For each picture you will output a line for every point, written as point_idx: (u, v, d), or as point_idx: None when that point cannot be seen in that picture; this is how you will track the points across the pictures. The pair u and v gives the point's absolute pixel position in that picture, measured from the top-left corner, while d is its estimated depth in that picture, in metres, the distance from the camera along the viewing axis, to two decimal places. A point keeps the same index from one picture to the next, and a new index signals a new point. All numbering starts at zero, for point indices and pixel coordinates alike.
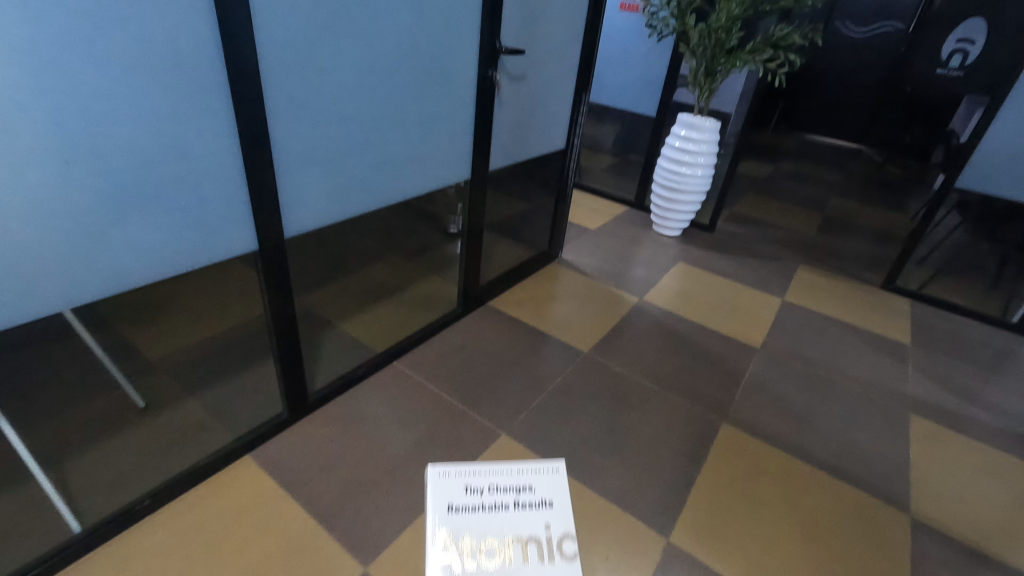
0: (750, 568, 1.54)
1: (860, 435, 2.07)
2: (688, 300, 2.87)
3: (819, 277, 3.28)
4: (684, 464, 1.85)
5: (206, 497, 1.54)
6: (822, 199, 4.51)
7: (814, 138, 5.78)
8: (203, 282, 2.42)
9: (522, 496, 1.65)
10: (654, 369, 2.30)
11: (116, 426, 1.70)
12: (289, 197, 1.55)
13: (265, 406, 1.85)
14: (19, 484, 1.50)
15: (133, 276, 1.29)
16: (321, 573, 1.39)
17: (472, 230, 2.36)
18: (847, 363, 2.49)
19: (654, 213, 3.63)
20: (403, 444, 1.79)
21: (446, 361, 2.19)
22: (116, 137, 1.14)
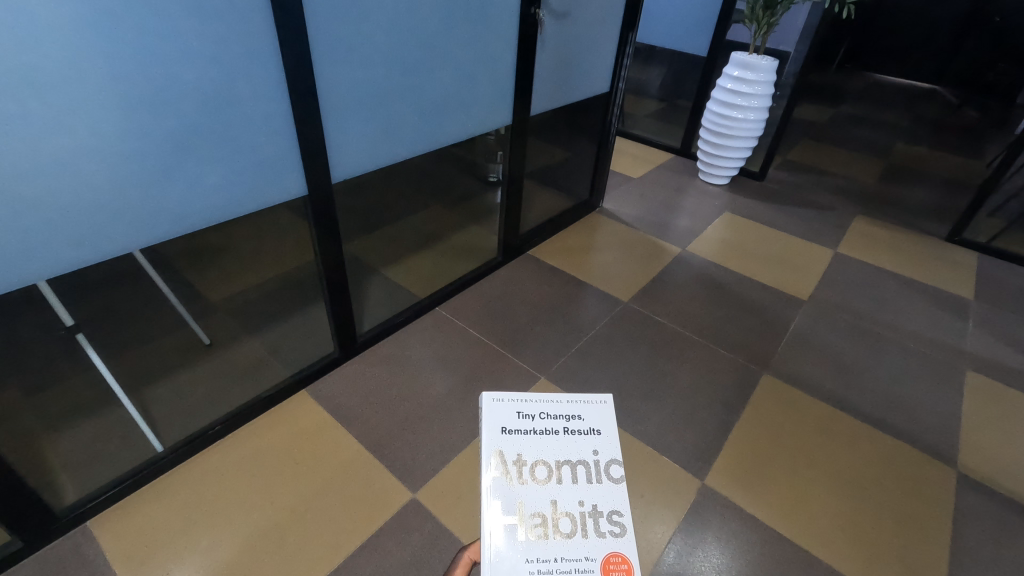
0: (784, 512, 1.57)
1: (909, 389, 2.02)
2: (734, 251, 2.78)
3: (876, 228, 3.11)
4: (722, 412, 1.87)
5: (270, 426, 1.67)
6: (887, 145, 4.20)
7: (882, 77, 5.30)
8: (255, 229, 2.52)
9: (571, 423, 1.46)
10: (695, 320, 2.28)
11: (186, 360, 1.85)
12: (335, 142, 1.58)
13: (318, 345, 1.96)
14: (107, 407, 1.66)
15: (195, 219, 1.36)
16: (375, 497, 1.51)
17: (513, 178, 2.34)
18: (900, 317, 2.39)
19: (700, 160, 3.49)
20: (446, 384, 1.87)
21: (486, 308, 2.24)
22: (174, 85, 1.18)
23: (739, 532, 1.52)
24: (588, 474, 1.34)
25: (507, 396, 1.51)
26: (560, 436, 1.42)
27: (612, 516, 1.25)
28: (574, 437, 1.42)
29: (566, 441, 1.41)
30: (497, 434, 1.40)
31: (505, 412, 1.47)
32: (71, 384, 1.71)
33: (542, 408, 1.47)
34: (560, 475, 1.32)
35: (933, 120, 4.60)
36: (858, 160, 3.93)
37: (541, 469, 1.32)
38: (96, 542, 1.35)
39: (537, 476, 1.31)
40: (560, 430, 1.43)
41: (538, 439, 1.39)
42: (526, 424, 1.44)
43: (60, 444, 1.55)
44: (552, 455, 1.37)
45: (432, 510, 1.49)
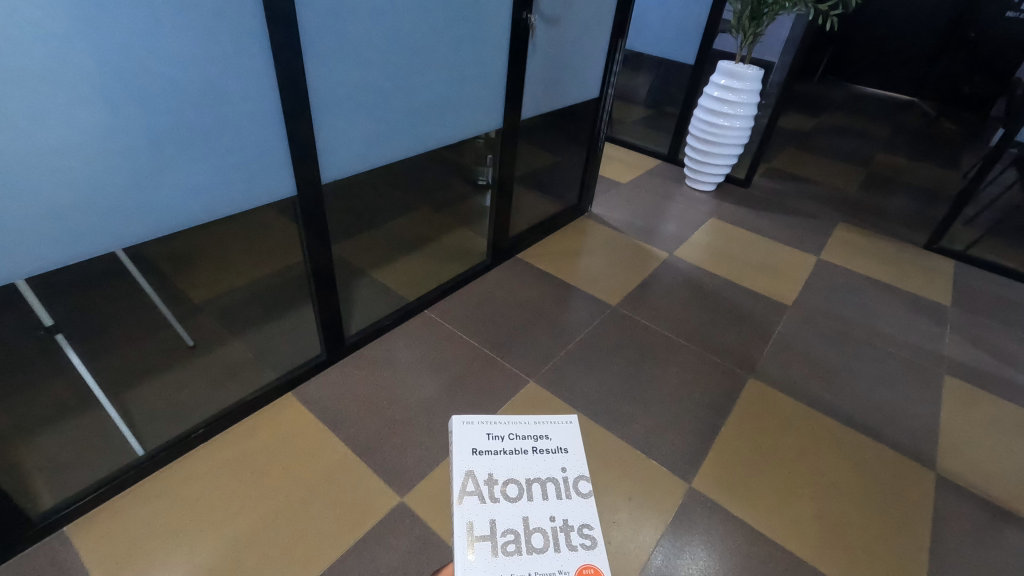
0: (770, 514, 1.59)
1: (890, 393, 2.06)
2: (720, 256, 2.82)
3: (858, 236, 3.17)
4: (709, 415, 1.89)
5: (255, 429, 1.65)
6: (867, 155, 4.29)
7: (862, 88, 5.44)
8: (240, 229, 2.48)
9: (539, 443, 1.64)
10: (682, 324, 2.30)
11: (169, 362, 1.81)
12: (324, 141, 1.56)
13: (304, 347, 1.94)
14: (86, 409, 1.62)
15: (181, 218, 1.34)
16: (361, 500, 1.50)
17: (503, 181, 2.34)
18: (881, 323, 2.44)
19: (687, 166, 3.53)
20: (435, 387, 1.86)
21: (474, 311, 2.23)
22: (162, 80, 1.16)
23: (725, 534, 1.53)
24: (558, 489, 1.53)
25: (475, 419, 1.67)
26: (529, 456, 1.59)
27: (582, 530, 1.44)
28: (542, 456, 1.61)
29: (535, 460, 1.58)
30: (469, 456, 1.57)
31: (474, 433, 1.64)
32: (49, 386, 1.67)
33: (512, 429, 1.65)
34: (531, 492, 1.50)
35: (912, 130, 4.72)
36: (839, 169, 4.01)
37: (512, 487, 1.50)
38: (72, 548, 1.32)
39: (509, 493, 1.48)
40: (529, 450, 1.61)
41: (506, 458, 1.57)
42: (495, 444, 1.61)
43: (37, 447, 1.50)
44: (521, 474, 1.53)
45: (420, 514, 1.48)
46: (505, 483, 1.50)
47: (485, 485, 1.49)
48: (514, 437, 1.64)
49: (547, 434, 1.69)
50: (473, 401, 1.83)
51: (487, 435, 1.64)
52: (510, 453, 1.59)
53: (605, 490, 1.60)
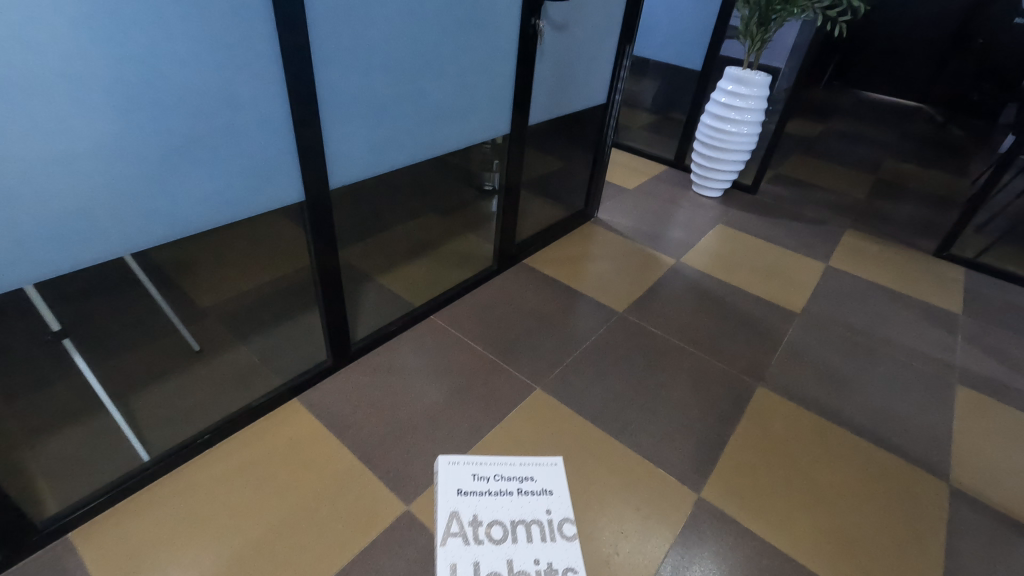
0: (781, 526, 1.56)
1: (902, 403, 2.03)
2: (727, 263, 2.80)
3: (866, 243, 3.15)
4: (718, 424, 1.86)
5: (262, 435, 1.64)
6: (875, 161, 4.26)
7: (869, 94, 5.42)
8: (247, 234, 2.48)
9: (536, 466, 1.63)
10: (690, 332, 2.28)
11: (174, 367, 1.81)
12: (333, 146, 1.56)
13: (310, 352, 1.93)
14: (92, 414, 1.62)
15: (190, 223, 1.34)
16: (366, 509, 1.48)
17: (510, 187, 2.34)
18: (891, 331, 2.41)
19: (694, 172, 3.51)
20: (441, 394, 1.85)
21: (480, 317, 2.22)
22: (172, 85, 1.16)
23: (735, 546, 1.51)
24: (551, 530, 1.48)
25: (462, 459, 1.63)
26: (515, 497, 1.56)
27: (576, 572, 1.40)
28: (528, 497, 1.55)
29: (521, 501, 1.54)
30: (453, 497, 1.53)
31: (462, 470, 1.61)
32: (55, 391, 1.66)
33: (499, 469, 1.62)
34: (516, 535, 1.47)
35: (919, 137, 4.70)
36: (847, 175, 3.99)
37: (499, 532, 1.46)
38: (77, 554, 1.31)
39: (494, 537, 1.45)
40: (514, 491, 1.57)
41: (492, 499, 1.54)
42: (481, 484, 1.58)
43: (43, 452, 1.50)
44: (506, 515, 1.51)
45: (426, 523, 1.47)
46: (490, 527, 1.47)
47: (469, 529, 1.46)
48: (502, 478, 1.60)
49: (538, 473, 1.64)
50: (479, 409, 1.81)
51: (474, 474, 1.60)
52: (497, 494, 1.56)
53: (612, 500, 1.58)
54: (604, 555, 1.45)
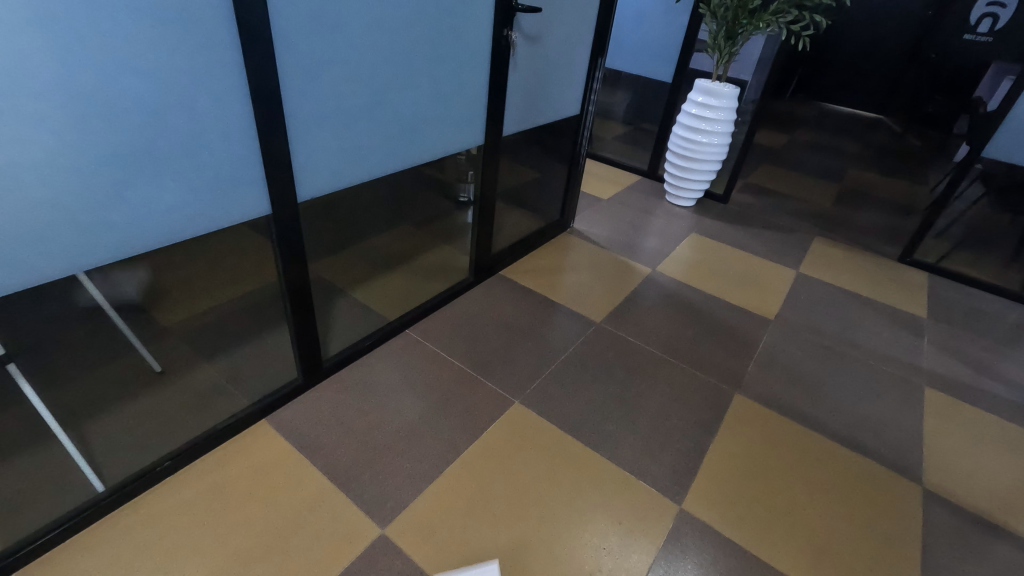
0: (762, 535, 1.56)
1: (873, 406, 2.07)
2: (702, 271, 2.83)
3: (834, 249, 3.23)
4: (697, 433, 1.86)
5: (228, 459, 1.56)
6: (840, 170, 4.40)
7: (831, 106, 5.62)
8: (213, 248, 2.40)
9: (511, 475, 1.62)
10: (667, 341, 2.29)
11: (133, 390, 1.71)
12: (301, 158, 1.52)
13: (280, 370, 1.86)
14: (41, 443, 1.52)
15: (148, 238, 1.27)
16: (338, 534, 1.42)
17: (485, 197, 2.32)
18: (861, 336, 2.47)
19: (667, 182, 3.56)
20: (417, 410, 1.80)
21: (457, 330, 2.19)
22: (127, 94, 1.11)
23: (717, 557, 1.49)
24: (529, 522, 1.51)
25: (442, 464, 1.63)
26: (494, 481, 1.60)
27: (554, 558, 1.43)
28: (509, 486, 1.59)
29: (500, 483, 1.60)
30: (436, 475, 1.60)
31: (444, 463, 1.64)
32: (1, 420, 1.56)
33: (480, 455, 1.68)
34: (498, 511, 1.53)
35: (880, 147, 4.87)
36: (813, 184, 4.10)
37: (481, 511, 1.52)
38: None
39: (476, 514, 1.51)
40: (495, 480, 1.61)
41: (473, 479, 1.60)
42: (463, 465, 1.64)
43: None
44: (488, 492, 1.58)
45: (403, 547, 1.41)
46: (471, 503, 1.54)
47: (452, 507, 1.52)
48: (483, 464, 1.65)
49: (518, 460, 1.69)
50: (456, 425, 1.77)
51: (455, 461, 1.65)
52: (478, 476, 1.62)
53: (594, 515, 1.55)
54: (586, 573, 1.41)
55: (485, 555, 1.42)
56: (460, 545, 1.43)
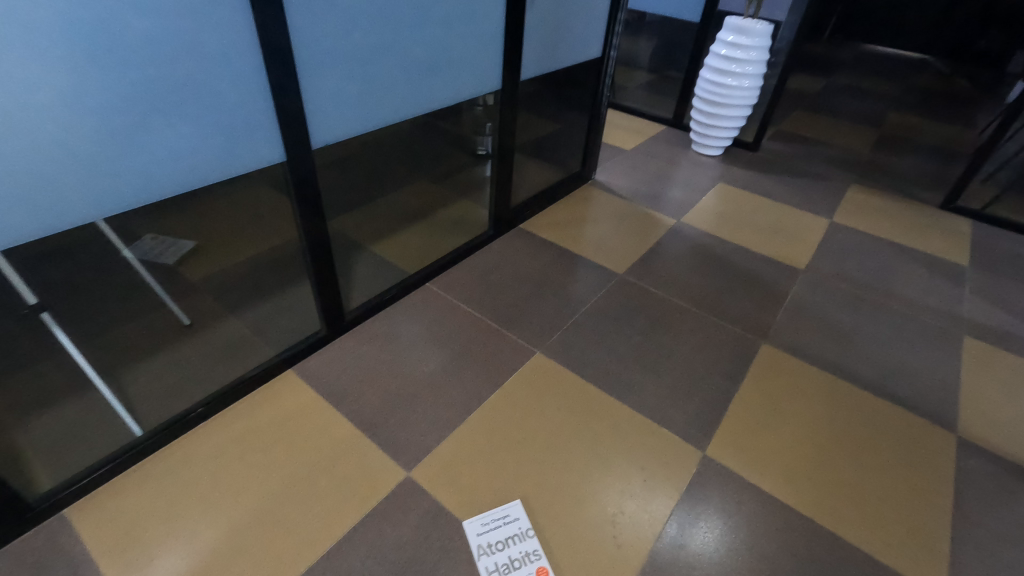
0: (787, 480, 1.55)
1: (907, 356, 2.00)
2: (729, 221, 2.73)
3: (871, 197, 3.07)
4: (722, 381, 1.83)
5: (258, 406, 1.60)
6: (879, 115, 4.14)
7: (871, 48, 5.27)
8: (234, 205, 2.41)
9: (536, 425, 1.63)
10: (691, 291, 2.23)
11: (164, 342, 1.76)
12: (313, 103, 1.47)
13: (303, 323, 1.88)
14: (81, 391, 1.58)
15: (165, 185, 1.27)
16: (365, 478, 1.46)
17: (503, 147, 2.25)
18: (897, 285, 2.37)
19: (693, 130, 3.40)
20: (438, 361, 1.81)
21: (477, 283, 2.17)
22: (133, 34, 1.07)
23: (740, 501, 1.49)
24: (554, 470, 1.51)
25: (467, 411, 1.65)
26: (521, 430, 1.61)
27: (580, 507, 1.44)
28: (535, 437, 1.60)
29: (527, 433, 1.61)
30: (466, 424, 1.62)
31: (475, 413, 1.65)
32: (42, 369, 1.62)
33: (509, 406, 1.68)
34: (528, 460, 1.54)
35: (924, 89, 4.55)
36: (850, 130, 3.88)
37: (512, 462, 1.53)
38: (74, 530, 1.29)
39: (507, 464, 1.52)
40: (523, 430, 1.61)
41: (502, 430, 1.61)
42: (493, 415, 1.65)
43: (32, 430, 1.46)
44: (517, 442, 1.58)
45: (427, 489, 1.44)
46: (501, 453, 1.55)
47: (483, 455, 1.54)
48: (511, 414, 1.66)
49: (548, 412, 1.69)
50: (478, 374, 1.78)
51: (485, 412, 1.66)
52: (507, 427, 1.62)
53: (617, 461, 1.56)
54: (609, 516, 1.43)
55: (508, 497, 1.44)
56: (483, 488, 1.46)
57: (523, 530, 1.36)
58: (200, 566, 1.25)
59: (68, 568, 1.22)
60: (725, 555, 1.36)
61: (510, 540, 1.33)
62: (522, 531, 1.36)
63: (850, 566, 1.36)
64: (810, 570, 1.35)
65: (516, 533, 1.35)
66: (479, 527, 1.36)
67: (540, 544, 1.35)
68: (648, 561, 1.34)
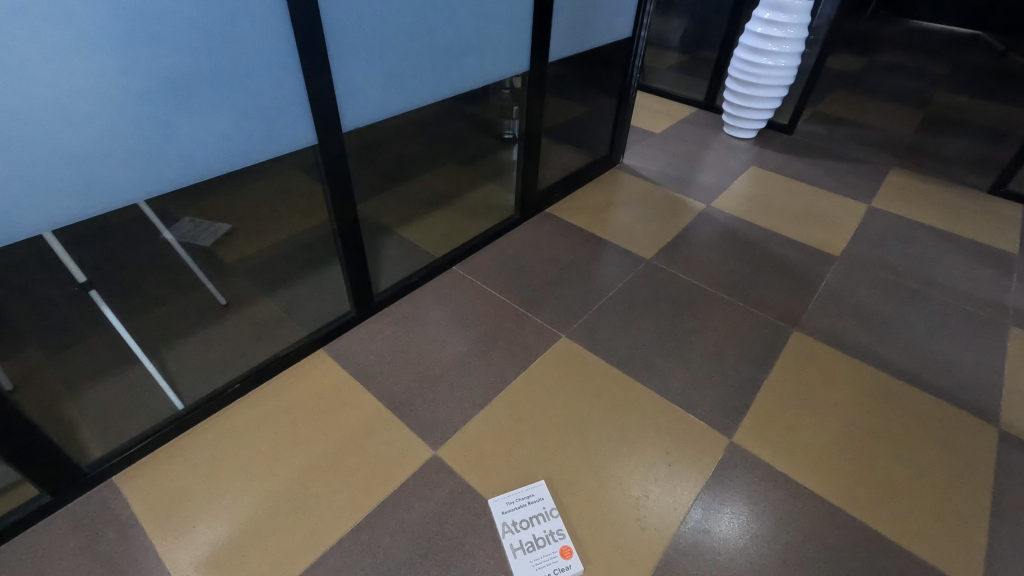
0: (816, 469, 1.52)
1: (948, 346, 1.92)
2: (761, 206, 2.66)
3: (913, 181, 2.94)
4: (750, 368, 1.81)
5: (291, 383, 1.66)
6: (924, 95, 3.95)
7: (919, 24, 5.00)
8: (266, 189, 2.46)
9: (561, 408, 1.64)
10: (720, 277, 2.19)
11: (203, 320, 1.83)
12: (344, 86, 1.49)
13: (334, 304, 1.93)
14: (127, 366, 1.66)
15: (202, 168, 1.30)
16: (394, 455, 1.49)
17: (530, 130, 2.23)
18: (939, 273, 2.27)
19: (726, 113, 3.31)
20: (465, 343, 1.83)
21: (503, 267, 2.18)
22: (171, 18, 1.10)
23: (767, 489, 1.47)
24: (579, 453, 1.53)
25: (493, 393, 1.67)
26: (545, 413, 1.63)
27: (604, 491, 1.45)
28: (560, 420, 1.61)
29: (551, 416, 1.62)
30: (491, 406, 1.64)
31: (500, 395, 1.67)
32: (90, 345, 1.70)
33: (533, 389, 1.70)
34: (552, 442, 1.55)
35: (974, 67, 4.31)
36: (892, 111, 3.70)
37: (536, 444, 1.54)
38: (122, 496, 1.36)
39: (531, 446, 1.54)
40: (547, 413, 1.63)
41: (527, 413, 1.62)
42: (518, 397, 1.67)
43: (82, 402, 1.55)
44: (541, 424, 1.60)
45: (454, 468, 1.47)
46: (524, 435, 1.56)
47: (507, 437, 1.56)
48: (535, 397, 1.67)
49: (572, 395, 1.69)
50: (504, 357, 1.79)
51: (510, 395, 1.67)
52: (530, 409, 1.63)
53: (642, 445, 1.56)
54: (633, 499, 1.43)
55: (532, 478, 1.46)
56: (509, 469, 1.48)
57: (547, 510, 1.38)
58: (237, 535, 1.30)
59: (118, 532, 1.29)
60: (750, 542, 1.36)
61: (535, 519, 1.36)
62: (547, 511, 1.38)
63: (880, 557, 1.34)
64: (838, 559, 1.33)
65: (540, 512, 1.37)
66: (505, 505, 1.39)
67: (565, 524, 1.36)
68: (671, 545, 1.34)
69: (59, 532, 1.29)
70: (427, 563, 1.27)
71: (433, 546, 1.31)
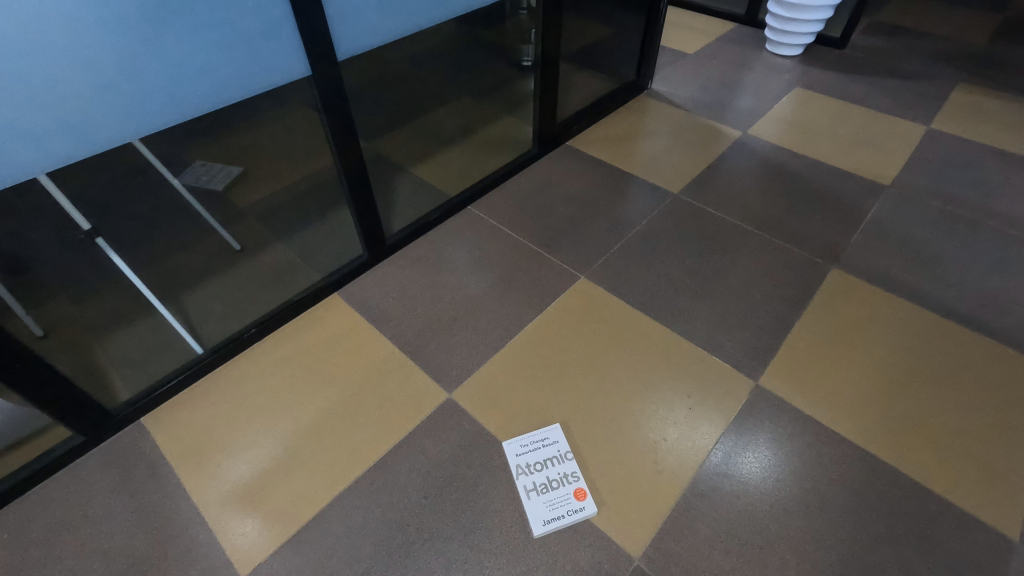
0: (848, 413, 1.44)
1: (1006, 282, 1.76)
2: (805, 132, 2.43)
3: (983, 98, 2.62)
4: (782, 308, 1.70)
5: (306, 328, 1.66)
6: None
7: None
8: (274, 129, 2.37)
9: (579, 352, 1.59)
10: (755, 212, 2.04)
11: (218, 267, 1.83)
12: (334, 10, 1.35)
13: (347, 247, 1.88)
14: (149, 313, 1.68)
15: (187, 103, 1.21)
16: (409, 399, 1.49)
17: (547, 56, 2.04)
18: (1003, 202, 2.05)
19: (770, 27, 2.96)
20: (481, 286, 1.78)
21: (520, 206, 2.07)
22: None
23: (794, 433, 1.41)
24: (594, 397, 1.49)
25: (509, 337, 1.63)
26: (563, 356, 1.58)
27: (621, 435, 1.41)
28: (578, 363, 1.56)
29: (568, 359, 1.57)
30: (507, 350, 1.60)
31: (514, 340, 1.63)
32: (111, 293, 1.73)
33: (550, 331, 1.65)
34: (568, 386, 1.51)
35: None
36: (963, 17, 3.27)
37: (552, 390, 1.50)
38: (151, 437, 1.41)
39: (546, 391, 1.50)
40: (566, 356, 1.58)
41: (542, 356, 1.58)
42: (532, 339, 1.62)
43: (109, 348, 1.59)
44: (558, 367, 1.56)
45: (469, 411, 1.46)
46: (540, 379, 1.53)
47: (522, 381, 1.52)
48: (553, 340, 1.62)
49: (589, 335, 1.64)
50: (521, 299, 1.74)
51: (523, 338, 1.63)
52: (547, 352, 1.59)
53: (663, 389, 1.51)
54: (650, 443, 1.40)
55: (549, 421, 1.44)
56: (525, 412, 1.46)
57: (562, 453, 1.37)
58: (262, 473, 1.35)
59: (148, 470, 1.35)
60: (770, 485, 1.32)
61: (549, 462, 1.35)
62: (561, 454, 1.37)
63: (910, 502, 1.28)
64: (863, 504, 1.28)
65: (554, 455, 1.36)
66: (518, 448, 1.38)
67: (579, 467, 1.35)
68: (690, 487, 1.32)
69: (94, 471, 1.35)
70: (441, 503, 1.29)
71: (448, 487, 1.32)
